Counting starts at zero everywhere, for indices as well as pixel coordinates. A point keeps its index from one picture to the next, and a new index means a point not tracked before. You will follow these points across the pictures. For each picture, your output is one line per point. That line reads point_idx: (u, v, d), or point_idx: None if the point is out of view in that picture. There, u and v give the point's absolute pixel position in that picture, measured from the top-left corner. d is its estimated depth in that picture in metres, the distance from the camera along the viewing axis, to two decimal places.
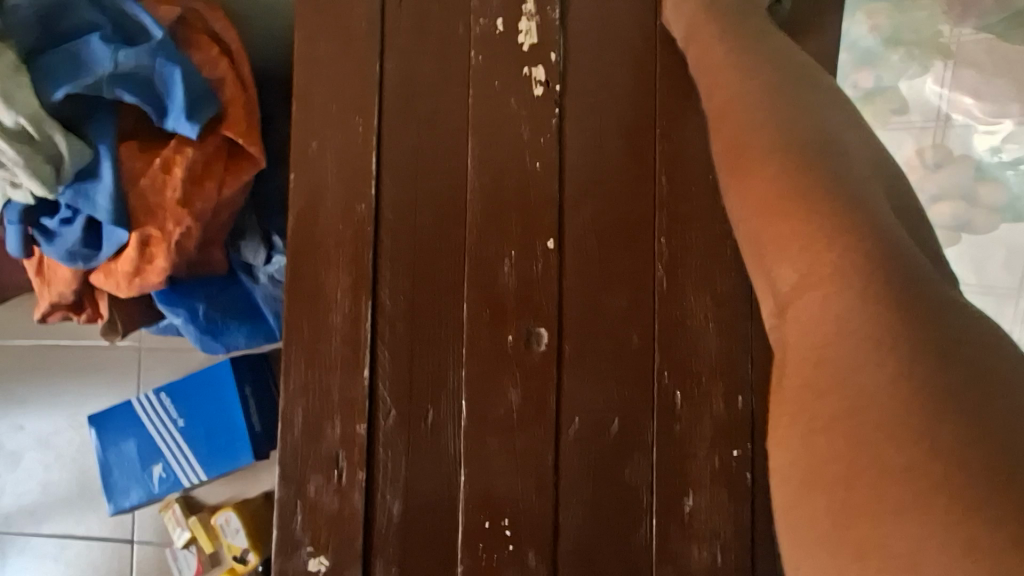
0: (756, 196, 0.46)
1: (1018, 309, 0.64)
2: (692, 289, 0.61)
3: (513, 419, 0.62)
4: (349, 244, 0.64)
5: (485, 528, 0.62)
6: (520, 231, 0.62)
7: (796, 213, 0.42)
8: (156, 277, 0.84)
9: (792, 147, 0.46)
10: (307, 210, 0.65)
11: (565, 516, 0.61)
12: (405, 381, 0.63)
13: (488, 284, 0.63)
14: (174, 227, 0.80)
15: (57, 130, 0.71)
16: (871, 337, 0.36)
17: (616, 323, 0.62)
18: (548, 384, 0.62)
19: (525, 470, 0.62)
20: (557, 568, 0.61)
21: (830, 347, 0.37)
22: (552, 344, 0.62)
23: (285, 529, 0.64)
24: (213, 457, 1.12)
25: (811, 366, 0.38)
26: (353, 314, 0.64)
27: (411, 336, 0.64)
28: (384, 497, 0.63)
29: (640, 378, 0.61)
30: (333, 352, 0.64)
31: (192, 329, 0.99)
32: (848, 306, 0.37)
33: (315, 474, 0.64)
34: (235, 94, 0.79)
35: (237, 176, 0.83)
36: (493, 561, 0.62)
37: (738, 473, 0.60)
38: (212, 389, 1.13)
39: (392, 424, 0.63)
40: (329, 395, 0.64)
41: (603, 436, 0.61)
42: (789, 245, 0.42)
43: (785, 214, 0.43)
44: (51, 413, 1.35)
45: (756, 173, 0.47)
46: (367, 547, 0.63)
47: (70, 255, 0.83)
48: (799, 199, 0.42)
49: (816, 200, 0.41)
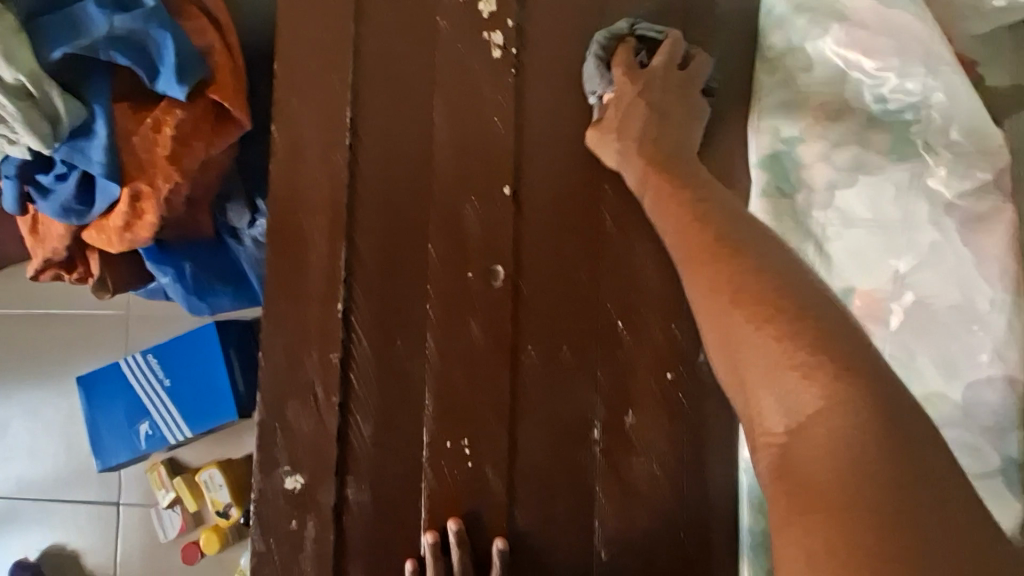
0: (726, 319, 0.48)
1: (932, 264, 0.58)
2: (633, 231, 0.69)
3: (473, 347, 0.69)
4: (326, 192, 0.71)
5: (447, 447, 0.69)
6: (481, 180, 0.70)
7: (765, 330, 0.45)
8: (145, 232, 0.90)
9: (749, 267, 0.49)
10: (288, 161, 0.71)
11: (519, 434, 0.68)
12: (375, 314, 0.70)
13: (451, 227, 0.70)
14: (163, 183, 0.85)
15: (54, 89, 0.77)
16: (853, 446, 0.39)
17: (566, 261, 0.69)
18: (505, 316, 0.69)
19: (483, 393, 0.69)
20: (512, 482, 0.68)
21: (826, 468, 0.39)
22: (508, 279, 0.69)
23: (266, 449, 0.70)
24: (197, 414, 1.17)
25: (809, 485, 0.39)
26: (330, 254, 0.71)
27: (381, 274, 0.70)
28: (355, 420, 0.70)
29: (587, 310, 0.69)
30: (311, 289, 0.71)
31: (179, 288, 1.04)
32: (838, 428, 0.40)
33: (294, 399, 0.71)
34: (222, 60, 0.86)
35: (223, 138, 0.88)
36: (454, 477, 0.68)
37: (672, 393, 0.67)
38: (197, 350, 1.18)
39: (363, 353, 0.70)
40: (307, 328, 0.71)
41: (553, 362, 0.69)
42: (770, 369, 0.44)
43: (756, 331, 0.45)
44: (39, 376, 1.39)
45: (722, 288, 0.49)
46: (340, 466, 0.70)
47: (64, 210, 0.89)
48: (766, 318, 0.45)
49: (778, 319, 0.45)
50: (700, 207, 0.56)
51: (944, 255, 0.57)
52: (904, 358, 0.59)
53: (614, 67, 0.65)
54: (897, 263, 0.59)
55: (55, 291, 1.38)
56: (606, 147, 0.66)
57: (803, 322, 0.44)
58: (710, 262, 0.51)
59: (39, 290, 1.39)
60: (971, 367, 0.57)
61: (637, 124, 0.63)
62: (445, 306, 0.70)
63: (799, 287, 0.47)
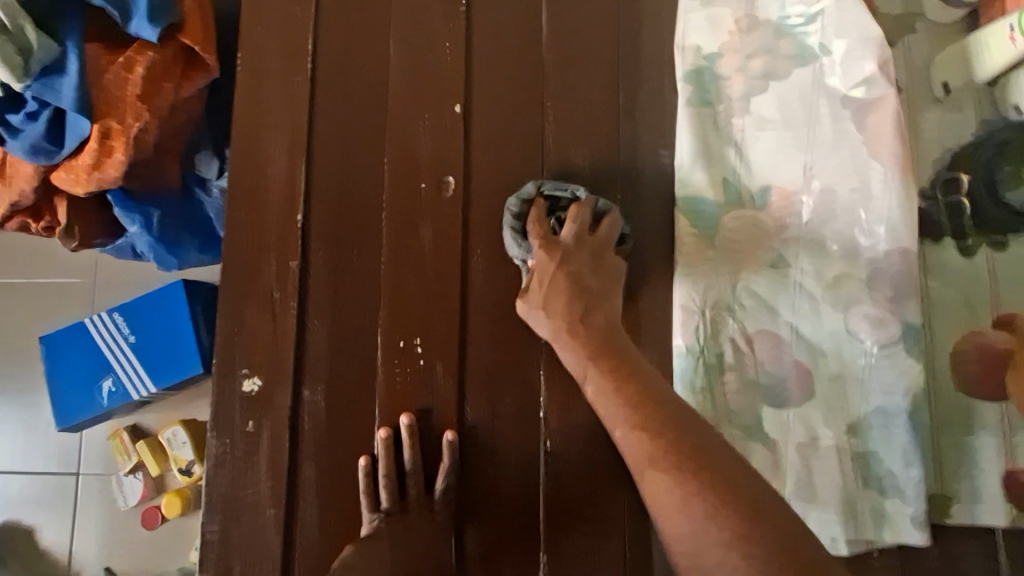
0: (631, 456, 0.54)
1: (832, 149, 0.66)
2: (575, 144, 0.74)
3: (426, 253, 0.73)
4: (286, 110, 0.75)
5: (400, 346, 0.72)
6: (434, 98, 0.74)
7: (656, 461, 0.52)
8: (114, 170, 0.92)
9: (638, 400, 0.57)
10: (250, 81, 0.75)
11: (469, 333, 0.72)
12: (332, 223, 0.74)
13: (405, 142, 0.74)
14: (133, 120, 0.89)
15: (28, 23, 0.82)
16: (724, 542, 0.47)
17: (513, 172, 0.74)
18: (456, 223, 0.74)
19: (435, 295, 0.73)
20: (462, 379, 0.71)
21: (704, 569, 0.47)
22: (458, 189, 0.74)
23: (224, 354, 0.72)
24: (161, 371, 1.17)
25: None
26: (290, 168, 0.74)
27: (338, 185, 0.74)
28: (312, 322, 0.73)
29: None
30: (271, 201, 0.74)
31: (146, 237, 1.06)
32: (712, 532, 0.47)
33: (253, 306, 0.73)
34: (193, 5, 0.90)
35: (192, 81, 0.93)
36: (406, 374, 0.71)
37: None
38: (163, 308, 1.18)
39: (320, 259, 0.74)
40: (267, 238, 0.74)
41: (501, 264, 0.73)
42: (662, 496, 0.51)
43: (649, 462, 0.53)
44: None
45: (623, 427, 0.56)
46: (296, 367, 0.72)
47: (33, 149, 0.91)
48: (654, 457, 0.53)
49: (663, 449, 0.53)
50: (605, 332, 0.62)
51: (844, 140, 0.66)
52: (815, 242, 0.67)
53: (530, 237, 0.67)
54: (805, 154, 0.67)
55: (21, 245, 1.37)
56: (531, 313, 0.66)
57: (663, 415, 0.55)
58: (607, 365, 0.59)
59: (3, 243, 1.37)
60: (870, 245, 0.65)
61: (561, 287, 0.64)
62: (399, 215, 0.74)
63: (652, 381, 0.58)
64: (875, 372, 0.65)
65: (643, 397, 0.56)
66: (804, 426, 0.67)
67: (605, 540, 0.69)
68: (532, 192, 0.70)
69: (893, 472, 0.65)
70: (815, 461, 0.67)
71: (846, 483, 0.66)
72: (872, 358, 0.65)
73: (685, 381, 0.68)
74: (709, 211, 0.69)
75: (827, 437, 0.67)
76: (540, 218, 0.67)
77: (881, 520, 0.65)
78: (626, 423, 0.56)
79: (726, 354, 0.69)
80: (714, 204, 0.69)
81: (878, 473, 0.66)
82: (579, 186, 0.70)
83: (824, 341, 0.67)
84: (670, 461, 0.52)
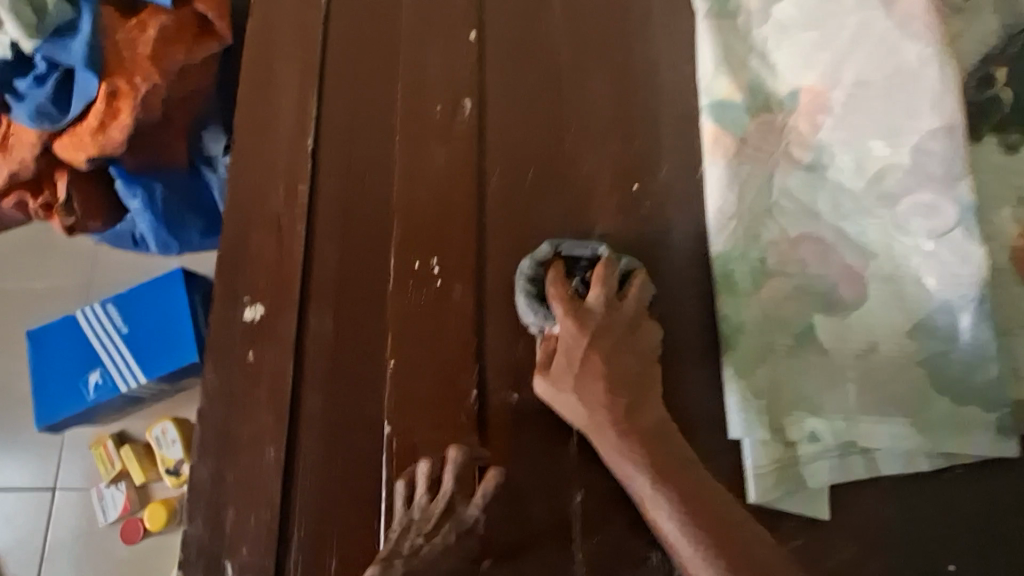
0: None
1: (853, 45, 0.65)
2: (591, 68, 0.73)
3: (442, 174, 0.70)
4: (299, 41, 0.74)
5: (415, 268, 0.67)
6: (448, 26, 0.74)
7: None
8: (118, 133, 0.91)
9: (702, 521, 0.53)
10: (264, 18, 0.75)
11: (488, 253, 0.68)
12: (345, 146, 0.71)
13: (419, 67, 0.73)
14: (141, 81, 0.88)
15: None
16: None
17: (530, 95, 0.73)
18: (472, 143, 0.71)
19: (453, 215, 0.68)
20: (483, 300, 0.66)
21: None
22: (474, 110, 0.72)
23: (226, 283, 0.67)
24: (153, 362, 1.08)
25: None
26: (301, 95, 0.72)
27: (350, 111, 0.72)
28: (322, 247, 0.68)
29: (551, 136, 0.71)
30: (280, 128, 0.71)
31: (147, 214, 1.04)
32: None
33: (259, 233, 0.68)
34: None
35: (204, 47, 0.93)
36: (422, 296, 0.66)
37: (635, 203, 0.69)
38: (161, 297, 1.12)
39: (331, 183, 0.70)
40: (274, 164, 0.70)
41: (521, 182, 0.70)
42: None
43: None
44: None
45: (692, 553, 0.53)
46: (304, 294, 0.66)
47: (38, 113, 0.90)
48: None
49: None
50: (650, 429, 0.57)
51: (871, 31, 0.64)
52: (853, 140, 0.64)
53: (552, 302, 0.61)
54: (830, 49, 0.66)
55: (15, 239, 1.30)
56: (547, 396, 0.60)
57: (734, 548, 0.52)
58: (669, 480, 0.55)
59: (1, 238, 1.30)
60: (914, 130, 0.62)
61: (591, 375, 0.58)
62: (413, 137, 0.71)
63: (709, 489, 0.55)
64: (933, 267, 0.60)
65: (695, 494, 0.54)
66: (862, 333, 0.61)
67: None
68: (548, 254, 0.65)
69: (966, 378, 0.59)
70: (879, 371, 0.60)
71: (916, 392, 0.59)
72: (926, 249, 0.61)
73: (723, 284, 0.64)
74: (737, 113, 0.67)
75: (890, 344, 0.61)
76: (559, 279, 0.61)
77: (961, 430, 0.58)
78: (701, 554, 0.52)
79: (768, 259, 0.64)
80: (741, 107, 0.67)
81: (951, 379, 0.59)
82: (600, 244, 0.65)
83: (872, 241, 0.63)
84: None
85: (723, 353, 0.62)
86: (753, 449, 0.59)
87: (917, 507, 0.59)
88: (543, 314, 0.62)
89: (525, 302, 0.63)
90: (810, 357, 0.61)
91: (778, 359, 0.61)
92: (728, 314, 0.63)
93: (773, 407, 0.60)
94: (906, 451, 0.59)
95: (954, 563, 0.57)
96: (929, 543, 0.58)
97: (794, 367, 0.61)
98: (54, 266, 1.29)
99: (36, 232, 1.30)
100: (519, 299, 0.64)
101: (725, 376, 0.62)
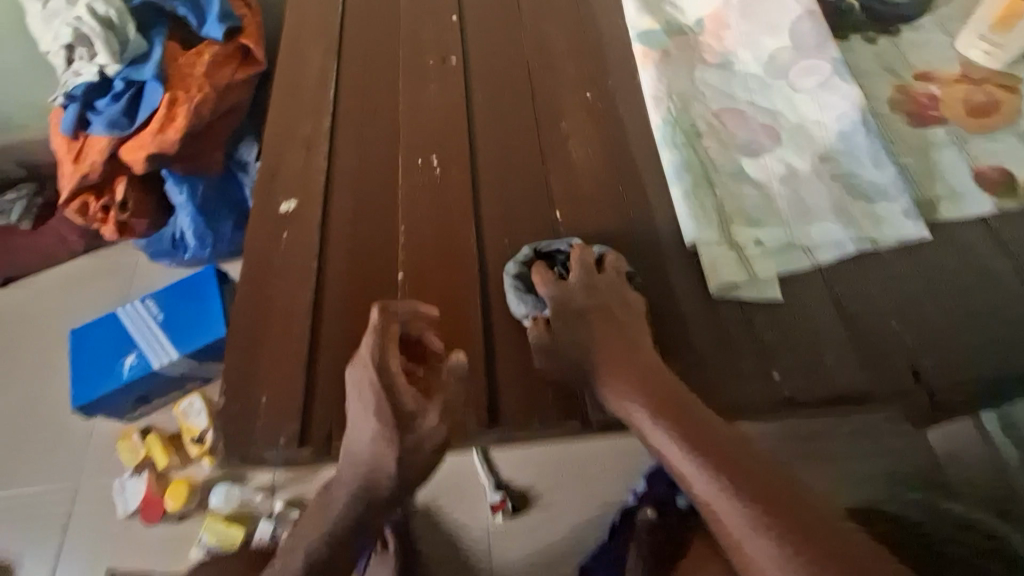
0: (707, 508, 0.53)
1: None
2: (547, 22, 0.94)
3: (435, 100, 0.88)
4: (323, 32, 0.97)
5: (418, 162, 0.82)
6: (435, 12, 0.98)
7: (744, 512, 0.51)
8: (174, 132, 1.12)
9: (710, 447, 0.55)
10: (296, 21, 0.99)
11: (476, 149, 0.83)
12: (358, 92, 0.90)
13: (415, 38, 0.95)
14: (196, 92, 1.12)
15: (130, 24, 1.10)
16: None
17: (501, 44, 0.93)
18: (458, 78, 0.90)
19: (446, 125, 0.85)
20: (474, 179, 0.80)
21: None
22: (458, 58, 0.92)
23: (263, 187, 0.82)
24: (185, 341, 1.18)
25: None
26: (324, 64, 0.93)
27: (362, 69, 0.93)
28: (341, 157, 0.84)
29: (520, 67, 0.90)
30: (308, 85, 0.91)
31: (190, 208, 1.24)
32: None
33: (290, 152, 0.85)
34: (250, 19, 1.20)
35: (245, 70, 1.19)
36: (424, 179, 0.80)
37: (593, 101, 0.85)
38: (193, 289, 1.24)
39: (348, 115, 0.88)
40: (303, 107, 0.89)
41: (499, 99, 0.87)
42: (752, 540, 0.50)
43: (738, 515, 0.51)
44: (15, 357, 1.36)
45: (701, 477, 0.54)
46: (327, 188, 0.81)
47: (111, 123, 1.12)
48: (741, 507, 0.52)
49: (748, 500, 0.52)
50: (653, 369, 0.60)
51: None
52: (748, 41, 0.84)
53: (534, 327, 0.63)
54: None
55: (63, 272, 1.47)
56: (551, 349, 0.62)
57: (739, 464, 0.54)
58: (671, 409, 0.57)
59: (49, 275, 1.46)
60: (789, 23, 0.83)
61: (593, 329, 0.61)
62: (411, 80, 0.91)
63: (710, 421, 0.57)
64: (826, 108, 0.77)
65: (697, 428, 0.56)
66: (783, 165, 0.75)
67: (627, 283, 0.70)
68: (529, 255, 0.70)
69: (871, 181, 0.72)
70: (802, 188, 0.73)
71: (838, 194, 0.72)
72: (817, 97, 0.78)
73: (668, 142, 0.78)
74: (659, 36, 0.87)
75: (806, 169, 0.74)
76: (540, 267, 0.66)
77: (877, 219, 0.70)
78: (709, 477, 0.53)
79: (700, 126, 0.80)
80: (661, 32, 0.87)
81: (859, 184, 0.72)
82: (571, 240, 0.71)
83: (777, 104, 0.80)
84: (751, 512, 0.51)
85: (677, 188, 0.74)
86: (711, 254, 0.69)
87: (857, 280, 0.67)
88: (533, 303, 0.67)
89: (513, 296, 0.68)
90: (746, 187, 0.75)
91: (719, 190, 0.74)
92: (676, 162, 0.76)
93: (722, 223, 0.72)
94: (846, 237, 0.69)
95: (894, 319, 0.65)
96: (878, 306, 0.66)
97: (734, 194, 0.74)
98: (92, 288, 1.43)
99: (110, 252, 1.49)
100: (508, 295, 0.69)
101: (680, 204, 0.73)
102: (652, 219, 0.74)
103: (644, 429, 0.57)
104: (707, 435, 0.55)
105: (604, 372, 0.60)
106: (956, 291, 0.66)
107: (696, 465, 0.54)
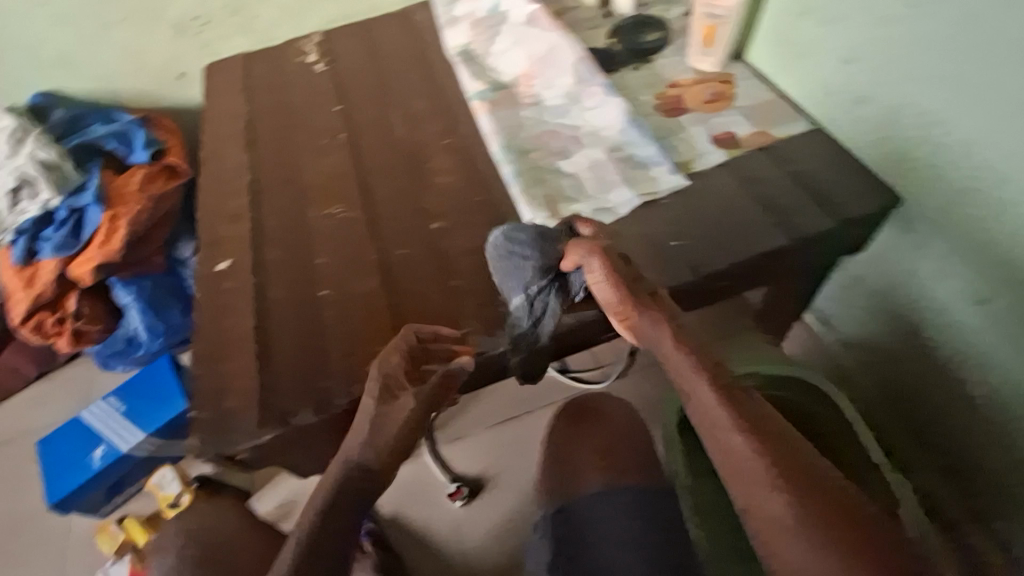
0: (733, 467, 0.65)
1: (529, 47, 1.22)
2: (410, 99, 1.25)
3: (332, 167, 1.14)
4: (236, 137, 1.23)
5: (325, 212, 1.06)
6: (323, 107, 1.26)
7: (802, 458, 0.64)
8: (117, 241, 1.31)
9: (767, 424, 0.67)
10: (214, 134, 1.25)
11: (368, 193, 1.08)
12: (270, 173, 1.15)
13: (309, 127, 1.22)
14: (133, 205, 1.34)
15: (66, 162, 1.31)
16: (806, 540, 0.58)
17: (377, 120, 1.21)
18: (348, 149, 1.17)
19: (343, 183, 1.10)
20: (370, 214, 1.04)
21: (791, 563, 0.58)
22: (346, 135, 1.19)
23: (205, 257, 1.03)
24: (148, 421, 1.31)
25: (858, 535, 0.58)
26: (241, 160, 1.18)
27: (272, 157, 1.18)
28: (264, 221, 1.07)
29: (394, 133, 1.18)
30: (230, 177, 1.16)
31: (139, 304, 1.41)
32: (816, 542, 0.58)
33: (223, 227, 1.07)
34: (172, 141, 1.45)
35: (173, 180, 1.41)
36: (331, 222, 1.04)
37: (450, 146, 1.14)
38: (150, 376, 1.38)
39: (265, 191, 1.12)
40: (229, 193, 1.12)
41: (381, 157, 1.14)
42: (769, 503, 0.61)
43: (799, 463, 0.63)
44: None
45: (732, 450, 0.65)
46: (255, 245, 1.03)
47: (59, 245, 1.30)
48: (801, 455, 0.64)
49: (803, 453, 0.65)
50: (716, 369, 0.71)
51: (535, 38, 1.22)
52: (549, 84, 1.18)
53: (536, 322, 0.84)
54: (520, 52, 1.22)
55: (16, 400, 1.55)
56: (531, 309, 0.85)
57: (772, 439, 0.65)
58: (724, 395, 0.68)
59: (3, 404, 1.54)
60: (571, 66, 1.17)
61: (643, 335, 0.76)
62: (312, 157, 1.16)
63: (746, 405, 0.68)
64: (608, 115, 1.09)
65: (725, 422, 0.67)
66: (587, 158, 1.05)
67: (491, 261, 0.95)
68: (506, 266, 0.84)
69: (644, 155, 1.03)
70: (602, 171, 1.02)
71: (624, 169, 1.02)
72: (601, 110, 1.10)
73: (505, 159, 1.06)
74: (487, 92, 1.18)
75: (602, 158, 1.04)
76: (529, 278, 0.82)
77: (653, 179, 0.99)
78: (750, 446, 0.64)
79: (526, 146, 1.08)
80: (489, 90, 1.19)
81: (637, 161, 1.02)
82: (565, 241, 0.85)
83: (576, 121, 1.11)
84: (773, 475, 0.62)
85: (515, 188, 1.02)
86: (545, 224, 0.95)
87: (649, 221, 0.95)
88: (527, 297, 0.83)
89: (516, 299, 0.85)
90: (564, 178, 1.03)
91: (546, 184, 1.02)
92: (513, 171, 1.03)
93: (550, 205, 0.99)
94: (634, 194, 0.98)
95: (674, 240, 0.92)
96: (660, 234, 0.94)
97: (557, 185, 1.02)
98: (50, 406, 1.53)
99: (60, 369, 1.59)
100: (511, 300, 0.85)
101: (518, 198, 1.01)
102: (503, 216, 1.01)
103: (698, 396, 0.69)
104: (758, 421, 0.67)
105: (665, 355, 0.74)
106: (711, 214, 0.95)
107: (742, 438, 0.65)
